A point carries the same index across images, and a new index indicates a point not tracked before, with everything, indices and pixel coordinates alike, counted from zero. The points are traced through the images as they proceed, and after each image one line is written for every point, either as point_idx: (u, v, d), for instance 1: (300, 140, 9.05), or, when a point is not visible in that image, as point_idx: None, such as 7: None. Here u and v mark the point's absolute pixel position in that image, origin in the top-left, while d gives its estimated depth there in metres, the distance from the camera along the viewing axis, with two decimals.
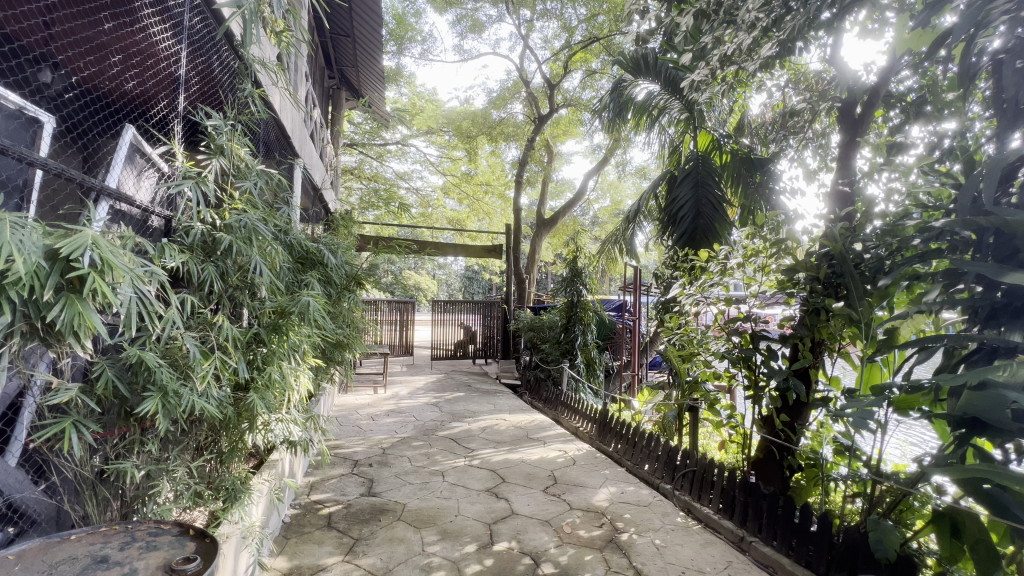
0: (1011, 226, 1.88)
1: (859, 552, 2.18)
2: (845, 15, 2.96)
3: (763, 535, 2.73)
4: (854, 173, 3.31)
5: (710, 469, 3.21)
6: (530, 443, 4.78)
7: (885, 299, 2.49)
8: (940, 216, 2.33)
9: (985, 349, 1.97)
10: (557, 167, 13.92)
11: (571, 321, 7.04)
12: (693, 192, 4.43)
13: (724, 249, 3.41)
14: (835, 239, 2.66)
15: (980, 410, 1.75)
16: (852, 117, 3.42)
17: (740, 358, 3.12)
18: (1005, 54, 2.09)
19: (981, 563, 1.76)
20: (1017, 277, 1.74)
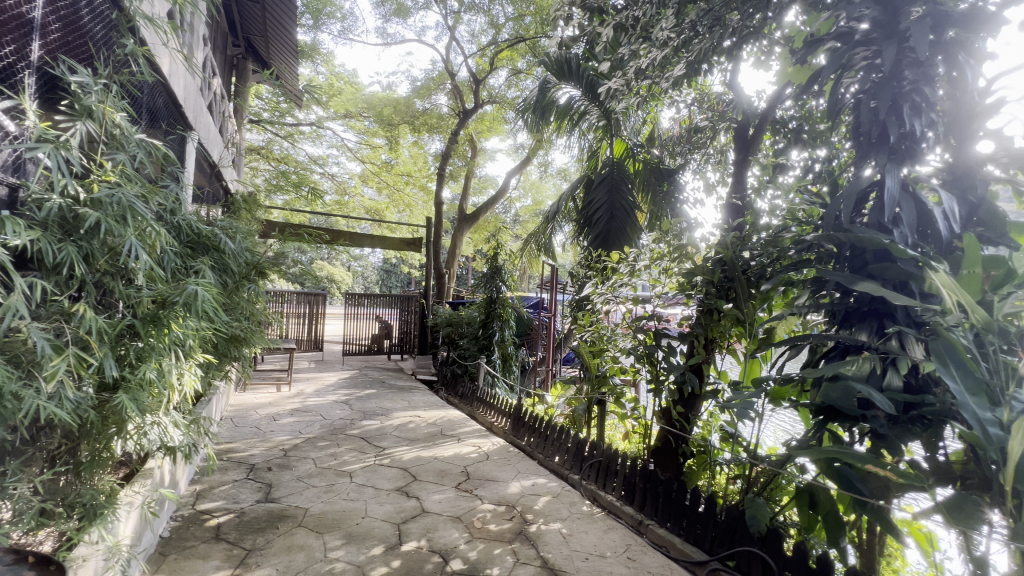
0: (862, 242, 2.21)
1: (738, 528, 2.43)
2: (742, 45, 3.27)
3: (658, 518, 2.95)
4: (744, 188, 3.68)
5: (614, 459, 3.40)
6: (444, 439, 4.74)
7: (765, 302, 2.81)
8: (810, 231, 2.67)
9: (840, 347, 2.29)
10: (481, 163, 13.90)
11: (489, 317, 7.09)
12: (608, 197, 4.69)
13: (633, 252, 3.63)
14: (727, 247, 2.94)
15: (834, 399, 2.03)
16: (745, 138, 3.80)
17: (644, 354, 3.34)
18: (862, 96, 2.46)
19: (831, 530, 2.06)
20: (864, 285, 2.05)
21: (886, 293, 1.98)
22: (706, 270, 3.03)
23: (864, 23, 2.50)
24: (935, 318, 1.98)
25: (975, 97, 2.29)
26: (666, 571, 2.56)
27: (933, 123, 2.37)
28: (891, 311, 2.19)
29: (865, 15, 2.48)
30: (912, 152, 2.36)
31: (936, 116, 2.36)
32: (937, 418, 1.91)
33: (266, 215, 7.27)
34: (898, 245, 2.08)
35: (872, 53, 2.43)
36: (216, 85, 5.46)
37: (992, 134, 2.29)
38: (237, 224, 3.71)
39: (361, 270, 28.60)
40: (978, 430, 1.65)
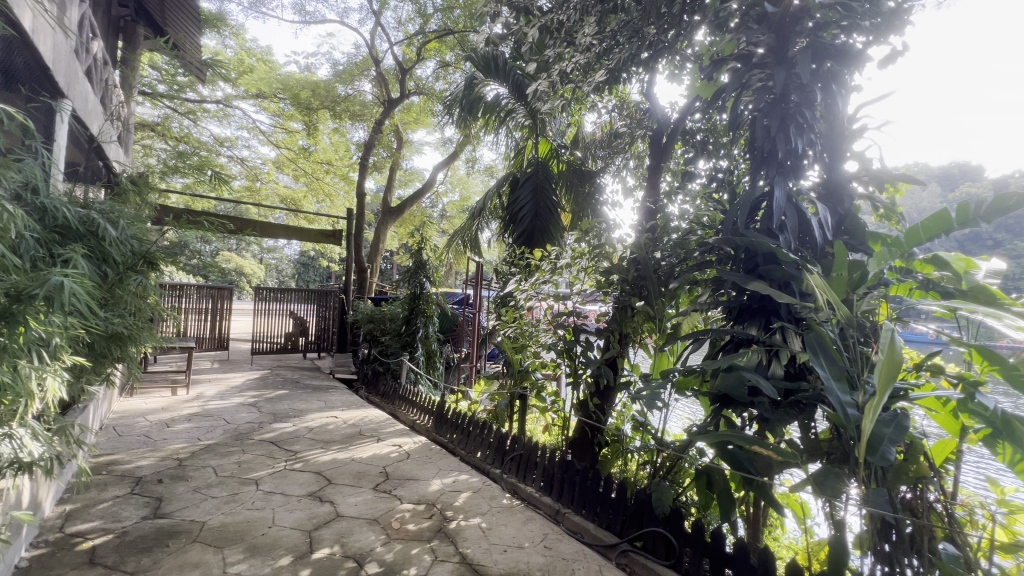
0: (755, 246, 2.46)
1: (646, 510, 2.60)
2: (658, 58, 3.48)
3: (574, 506, 3.07)
4: (658, 193, 3.92)
5: (534, 451, 3.48)
6: (362, 440, 4.56)
7: (673, 300, 3.02)
8: (712, 235, 2.92)
9: (734, 341, 2.53)
10: (407, 155, 13.52)
11: (413, 313, 6.93)
12: (532, 196, 4.78)
13: (556, 250, 3.73)
14: (641, 247, 3.13)
15: (728, 388, 2.24)
16: (659, 146, 4.04)
17: (564, 349, 3.45)
18: (757, 114, 2.73)
19: (724, 507, 2.27)
20: (755, 285, 2.29)
21: (772, 291, 2.23)
22: (623, 270, 3.20)
23: (759, 48, 2.77)
24: (810, 314, 2.26)
25: (845, 122, 2.64)
26: (581, 556, 2.67)
27: (813, 142, 2.69)
28: (776, 308, 2.46)
29: (761, 42, 2.76)
30: (795, 167, 2.67)
31: (814, 136, 2.67)
32: (809, 402, 2.19)
33: (159, 199, 6.51)
34: (783, 250, 2.35)
35: (765, 76, 2.70)
36: (96, 48, 4.78)
37: (857, 155, 2.64)
38: (121, 208, 3.28)
39: (275, 263, 26.66)
40: (839, 411, 1.92)
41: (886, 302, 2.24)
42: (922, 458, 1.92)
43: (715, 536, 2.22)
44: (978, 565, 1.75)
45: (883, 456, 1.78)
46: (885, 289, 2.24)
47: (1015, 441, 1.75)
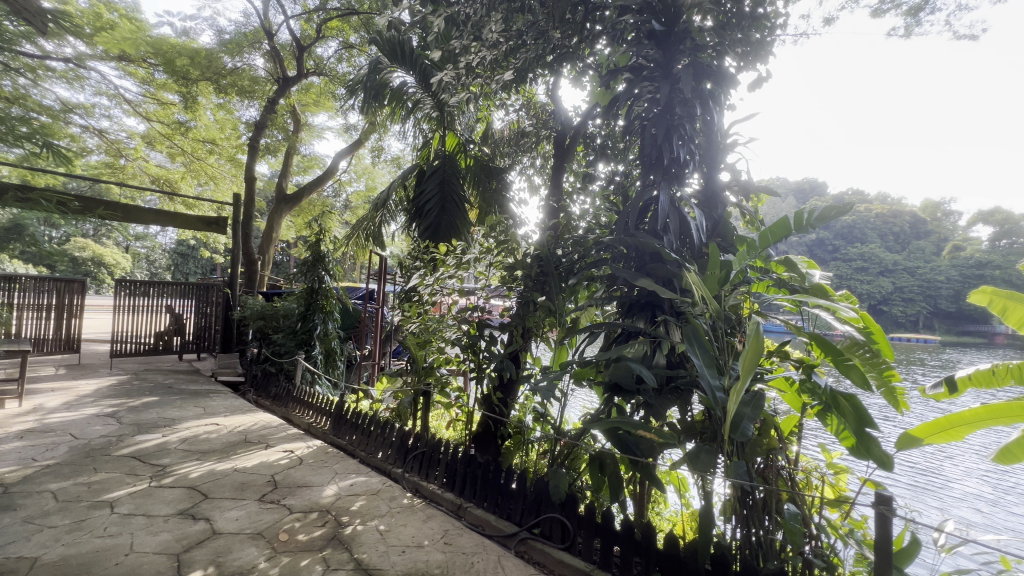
0: (643, 246, 2.69)
1: (543, 498, 2.71)
2: (561, 62, 3.60)
3: (475, 499, 3.10)
4: (560, 193, 4.07)
5: (436, 448, 3.45)
6: (248, 448, 4.17)
7: (572, 295, 3.17)
8: (607, 234, 3.11)
9: (625, 333, 2.72)
10: (306, 139, 12.57)
11: (310, 310, 6.45)
12: (439, 188, 4.64)
13: (461, 246, 3.72)
14: (543, 244, 3.23)
15: (618, 377, 2.41)
16: (562, 147, 4.19)
17: (468, 344, 3.45)
18: (647, 123, 2.97)
19: (613, 488, 2.44)
20: (642, 282, 2.49)
21: (657, 287, 2.44)
22: (526, 266, 3.27)
23: (650, 62, 3.01)
24: (688, 308, 2.50)
25: (719, 136, 2.95)
26: (480, 549, 2.70)
27: (693, 152, 2.98)
28: (661, 303, 2.69)
29: (651, 57, 3.00)
30: (678, 175, 2.94)
31: (695, 147, 2.96)
32: (686, 387, 2.42)
33: None
34: (666, 250, 2.58)
35: (654, 89, 2.95)
36: None
37: (729, 166, 2.97)
38: None
39: (144, 252, 23.29)
40: (710, 395, 2.15)
41: (748, 297, 2.56)
42: (773, 432, 2.22)
43: (605, 516, 2.38)
44: (812, 520, 2.06)
45: (742, 432, 2.02)
46: (746, 286, 2.55)
47: (839, 414, 2.10)
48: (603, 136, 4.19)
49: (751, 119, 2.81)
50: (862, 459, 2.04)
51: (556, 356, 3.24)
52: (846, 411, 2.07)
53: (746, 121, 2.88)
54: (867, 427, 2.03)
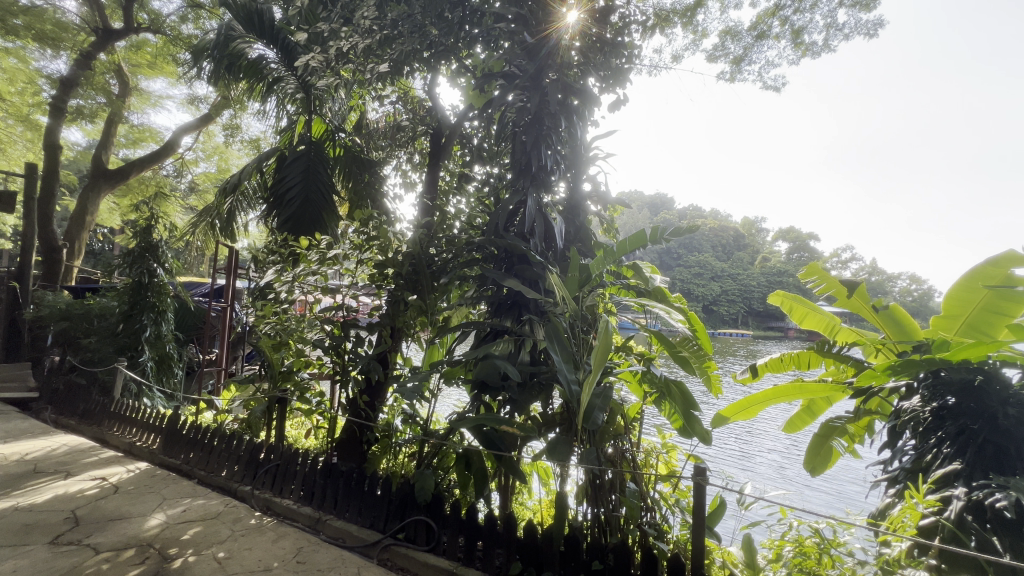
0: (511, 248, 2.89)
1: (409, 502, 2.66)
2: (439, 60, 3.57)
3: (336, 510, 2.93)
4: (436, 191, 4.02)
5: (293, 460, 3.17)
6: (40, 479, 3.37)
7: (444, 295, 3.15)
8: (479, 236, 3.17)
9: (494, 332, 2.79)
10: (136, 106, 10.54)
11: (136, 309, 5.41)
12: (302, 178, 4.19)
13: (327, 240, 3.47)
14: (415, 242, 3.15)
15: (484, 375, 2.47)
16: (438, 144, 4.15)
17: (332, 346, 3.23)
18: (517, 130, 3.11)
19: (479, 484, 2.49)
20: (509, 282, 2.66)
21: (523, 288, 2.59)
22: (397, 264, 3.15)
23: (520, 71, 3.16)
24: (551, 307, 2.67)
25: (582, 149, 3.21)
26: (338, 563, 2.55)
27: (559, 162, 3.18)
28: (527, 303, 2.84)
29: (522, 67, 3.16)
30: (546, 182, 3.13)
31: (561, 157, 3.17)
32: (547, 381, 2.56)
33: None
34: (531, 253, 2.78)
35: (525, 98, 3.11)
36: None
37: (591, 178, 3.24)
38: None
39: None
40: (566, 387, 2.31)
41: (603, 298, 2.82)
42: (620, 419, 2.48)
43: (469, 512, 2.42)
44: (648, 494, 2.34)
45: (593, 421, 2.22)
46: (602, 289, 2.82)
47: (671, 399, 2.43)
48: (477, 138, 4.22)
49: (610, 137, 3.10)
50: (687, 437, 2.40)
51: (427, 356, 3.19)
52: (676, 396, 2.40)
53: (605, 138, 3.16)
54: (692, 409, 2.39)
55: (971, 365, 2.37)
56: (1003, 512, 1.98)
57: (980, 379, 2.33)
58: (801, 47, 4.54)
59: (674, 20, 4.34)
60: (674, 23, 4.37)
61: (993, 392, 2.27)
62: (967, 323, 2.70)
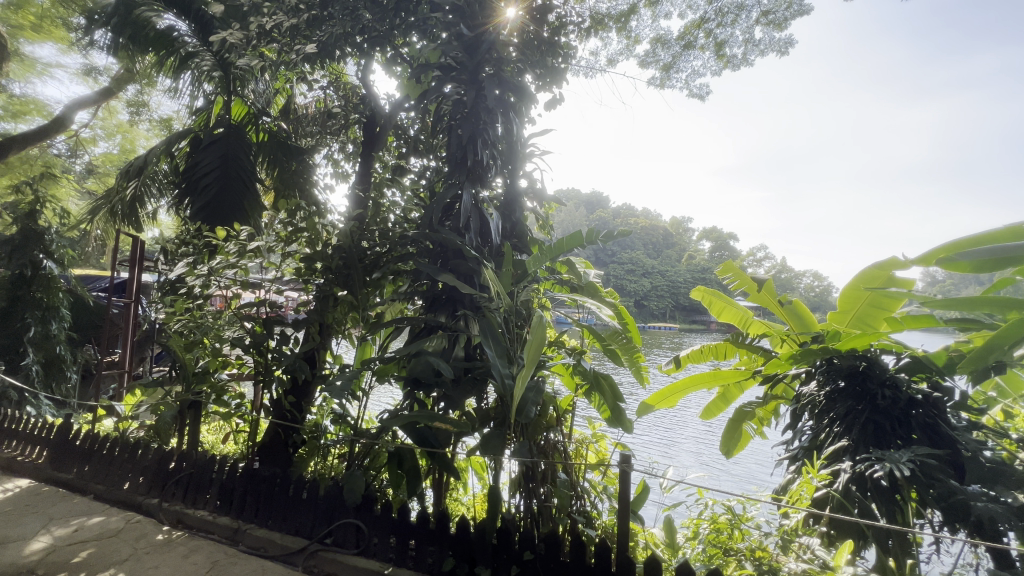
0: (446, 243, 2.85)
1: (337, 505, 2.56)
2: (372, 46, 3.43)
3: (257, 519, 2.76)
4: (369, 182, 3.86)
5: (207, 467, 2.94)
6: None
7: (376, 290, 3.05)
8: (413, 230, 3.10)
9: (428, 328, 2.75)
10: (17, 74, 9.20)
11: (18, 305, 4.76)
12: (220, 164, 3.85)
13: (247, 231, 3.23)
14: (346, 234, 3.02)
15: (416, 372, 2.43)
16: (372, 133, 3.99)
17: (253, 345, 3.02)
18: (453, 123, 3.08)
19: (411, 483, 2.44)
20: (443, 277, 2.63)
21: (457, 283, 2.58)
22: (326, 257, 3.00)
23: (457, 63, 3.14)
24: (486, 302, 2.66)
25: (518, 146, 3.23)
26: None
27: (496, 157, 3.17)
28: (461, 298, 2.83)
29: (458, 59, 3.13)
30: (482, 177, 3.12)
31: (498, 153, 3.16)
32: (482, 376, 2.56)
33: None
34: (466, 247, 2.77)
35: (462, 91, 3.08)
36: None
37: (527, 175, 3.27)
38: None
39: None
40: (500, 382, 2.33)
41: (537, 294, 2.86)
42: (552, 411, 2.54)
43: (401, 512, 2.38)
44: (579, 483, 2.42)
45: (526, 414, 2.26)
46: (536, 285, 2.87)
47: (600, 392, 2.52)
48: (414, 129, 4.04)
49: (546, 135, 3.14)
50: (613, 428, 2.53)
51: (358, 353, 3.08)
52: (605, 390, 2.50)
53: (541, 136, 3.20)
54: (618, 400, 2.51)
55: (855, 353, 2.68)
56: (880, 481, 2.25)
57: (863, 365, 2.64)
58: (723, 59, 4.86)
59: (608, 24, 4.48)
60: (608, 27, 4.50)
61: (874, 375, 2.58)
62: (856, 316, 2.95)
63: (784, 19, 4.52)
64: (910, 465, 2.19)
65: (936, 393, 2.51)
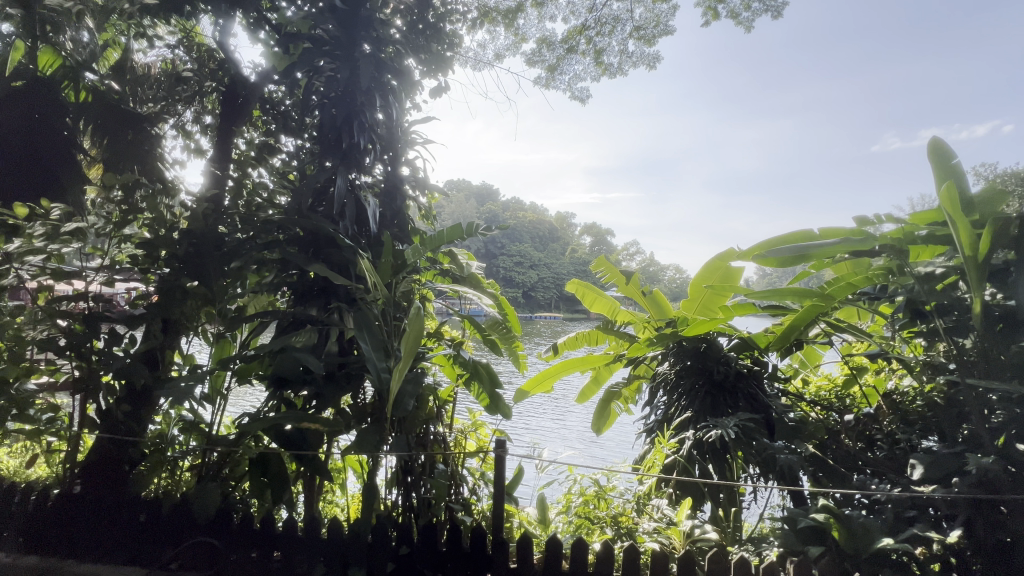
0: (317, 230, 2.67)
1: (187, 525, 2.28)
2: (232, 6, 3.05)
3: (83, 549, 2.43)
4: (228, 162, 3.18)
5: (7, 499, 2.52)
6: None
7: (237, 281, 2.74)
8: (281, 215, 2.84)
9: (297, 321, 2.55)
10: None
11: None
12: (19, 121, 3.05)
13: (63, 209, 2.69)
14: (198, 217, 2.66)
15: (280, 370, 2.26)
16: (234, 104, 3.26)
17: (70, 345, 2.49)
18: (325, 102, 2.89)
19: (277, 488, 2.24)
20: (313, 266, 2.46)
21: (329, 273, 2.43)
22: (171, 243, 2.60)
23: (330, 37, 2.95)
24: (361, 294, 2.54)
25: (399, 132, 3.11)
26: None
27: (375, 142, 3.03)
28: (335, 290, 2.69)
29: (332, 33, 2.93)
30: (359, 161, 2.97)
31: (377, 137, 3.03)
32: (357, 372, 2.44)
33: None
34: (339, 235, 2.63)
35: (335, 68, 2.94)
36: None
37: (409, 162, 3.17)
38: None
39: None
40: (376, 376, 2.24)
41: (417, 285, 2.81)
42: (432, 403, 2.52)
43: (265, 523, 2.20)
44: (458, 472, 2.45)
45: (403, 407, 2.21)
46: (415, 276, 2.80)
47: (479, 380, 2.59)
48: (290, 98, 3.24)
49: (428, 122, 3.08)
50: (491, 414, 2.60)
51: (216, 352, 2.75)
52: (484, 377, 2.58)
53: (423, 123, 3.13)
54: (496, 386, 2.60)
55: (698, 336, 3.09)
56: (714, 444, 2.65)
57: (704, 346, 3.06)
58: (601, 67, 5.20)
59: (496, 19, 4.51)
60: (496, 22, 4.54)
61: (712, 354, 3.02)
62: (700, 304, 3.36)
63: (652, 36, 4.99)
64: (736, 429, 2.59)
65: (756, 367, 3.04)
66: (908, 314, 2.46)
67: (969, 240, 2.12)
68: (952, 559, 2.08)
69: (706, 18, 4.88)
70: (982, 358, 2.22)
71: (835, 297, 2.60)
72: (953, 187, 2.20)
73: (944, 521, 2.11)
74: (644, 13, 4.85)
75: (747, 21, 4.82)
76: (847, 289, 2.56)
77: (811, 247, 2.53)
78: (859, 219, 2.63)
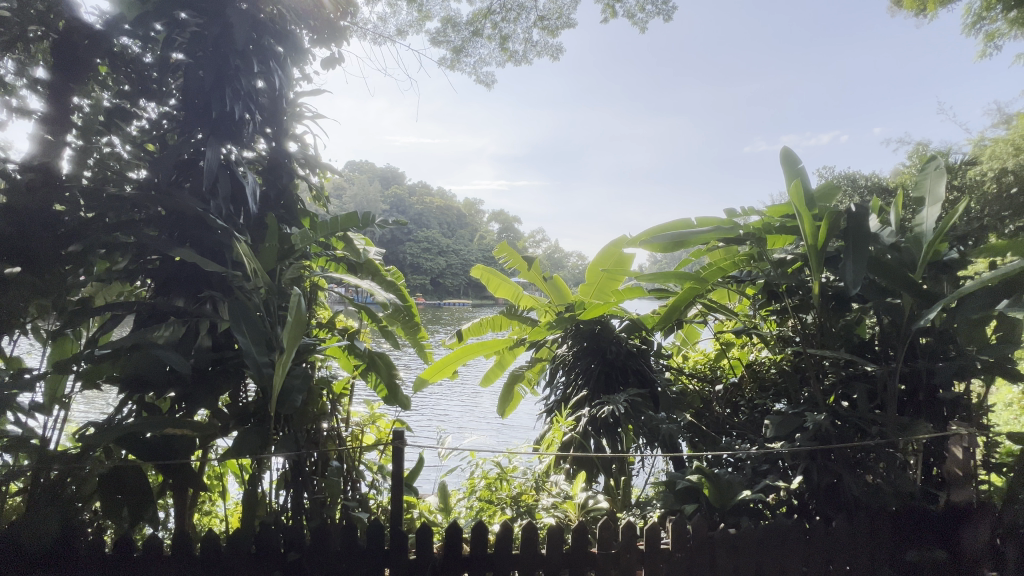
0: (184, 210, 2.36)
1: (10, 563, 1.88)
2: None
3: None
4: (68, 128, 2.47)
5: None
6: None
7: (80, 268, 2.30)
8: (137, 190, 2.43)
9: (160, 313, 2.25)
10: None
11: None
12: None
13: None
14: (20, 189, 2.16)
15: (136, 370, 1.97)
16: (71, 54, 2.51)
17: None
18: (191, 62, 2.52)
19: (135, 506, 1.96)
20: (178, 251, 2.15)
21: (198, 259, 2.15)
22: None
23: None
24: (239, 282, 2.29)
25: (284, 103, 2.82)
26: None
27: (255, 112, 2.71)
28: (207, 277, 2.40)
29: None
30: (234, 130, 2.63)
31: (257, 107, 2.71)
32: (234, 369, 2.22)
33: None
34: (210, 216, 2.34)
35: (202, 24, 2.57)
36: None
37: (296, 138, 2.89)
38: None
39: None
40: (256, 372, 2.05)
41: (307, 272, 2.59)
42: (326, 398, 2.36)
43: (119, 546, 1.89)
44: (354, 467, 2.36)
45: (290, 403, 2.05)
46: (304, 262, 2.59)
47: (376, 370, 2.50)
48: (153, 56, 2.71)
49: (318, 95, 2.83)
50: (390, 406, 2.52)
51: (58, 352, 2.39)
52: (381, 367, 2.49)
53: (312, 96, 2.86)
54: (395, 376, 2.52)
55: (593, 319, 3.28)
56: (607, 419, 2.84)
57: (598, 327, 3.26)
58: (507, 53, 5.19)
59: None
60: None
61: (606, 335, 3.22)
62: (595, 288, 3.57)
63: (556, 27, 5.09)
64: (626, 403, 2.81)
65: (643, 346, 3.30)
66: (765, 294, 2.83)
67: (812, 230, 2.46)
68: (795, 502, 2.46)
69: (605, 16, 5.09)
70: (819, 331, 2.62)
71: (708, 279, 2.88)
72: (800, 185, 2.52)
73: (790, 470, 2.48)
74: (547, 4, 4.91)
75: (642, 22, 5.10)
76: (717, 272, 2.86)
77: (687, 235, 2.79)
78: (728, 212, 2.94)
